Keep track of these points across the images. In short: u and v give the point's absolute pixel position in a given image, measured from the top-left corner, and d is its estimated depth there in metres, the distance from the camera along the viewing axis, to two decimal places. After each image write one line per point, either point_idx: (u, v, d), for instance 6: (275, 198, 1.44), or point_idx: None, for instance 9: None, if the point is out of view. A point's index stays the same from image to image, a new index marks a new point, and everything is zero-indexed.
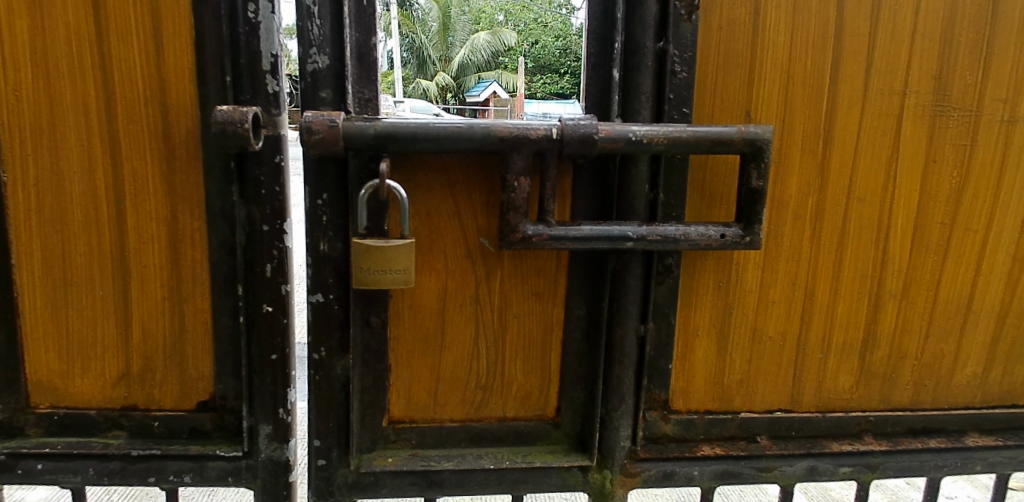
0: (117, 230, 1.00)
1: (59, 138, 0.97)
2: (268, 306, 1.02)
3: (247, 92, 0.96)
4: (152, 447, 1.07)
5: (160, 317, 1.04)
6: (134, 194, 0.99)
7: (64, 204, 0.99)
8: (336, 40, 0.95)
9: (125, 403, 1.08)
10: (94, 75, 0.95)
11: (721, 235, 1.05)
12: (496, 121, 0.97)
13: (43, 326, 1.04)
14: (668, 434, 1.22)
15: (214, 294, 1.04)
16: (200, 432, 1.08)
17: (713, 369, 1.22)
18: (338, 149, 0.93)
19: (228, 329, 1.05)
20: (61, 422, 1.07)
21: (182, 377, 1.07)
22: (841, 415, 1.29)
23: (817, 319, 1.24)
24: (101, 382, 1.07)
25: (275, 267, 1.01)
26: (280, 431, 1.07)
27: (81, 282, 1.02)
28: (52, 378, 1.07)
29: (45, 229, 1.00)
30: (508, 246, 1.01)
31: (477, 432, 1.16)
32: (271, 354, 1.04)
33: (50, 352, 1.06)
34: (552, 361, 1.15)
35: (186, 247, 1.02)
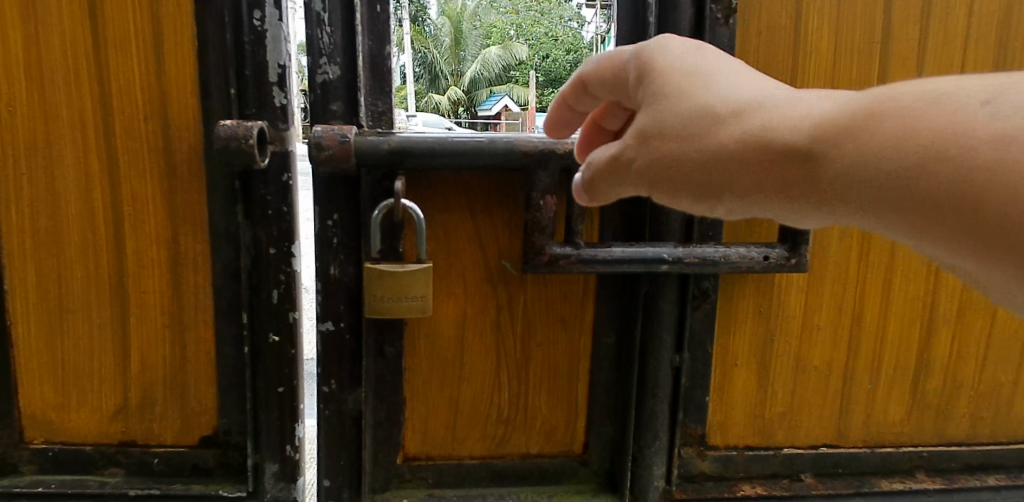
0: (115, 253, 0.94)
1: (54, 156, 0.91)
2: (275, 335, 0.96)
3: (252, 105, 0.90)
4: (151, 486, 1.00)
5: (160, 346, 0.97)
6: (133, 214, 0.93)
7: (59, 227, 0.93)
8: (348, 49, 0.88)
9: (123, 438, 1.01)
10: (91, 89, 0.90)
11: (764, 257, 0.98)
12: (519, 134, 0.89)
13: (37, 356, 0.98)
14: (705, 472, 1.14)
15: (218, 322, 0.97)
16: (202, 469, 1.01)
17: (754, 401, 1.13)
18: (350, 166, 0.86)
19: (233, 360, 0.98)
20: (55, 458, 1.01)
21: (184, 411, 1.00)
22: (891, 451, 1.20)
23: (865, 346, 1.14)
24: (97, 416, 1.00)
25: (282, 293, 0.95)
26: (288, 470, 0.99)
27: (77, 309, 0.96)
28: (47, 411, 1.00)
29: (40, 252, 0.94)
30: (533, 269, 0.93)
31: (498, 470, 1.07)
32: (277, 387, 0.97)
33: (44, 384, 0.99)
34: (579, 393, 1.07)
35: (188, 271, 0.95)
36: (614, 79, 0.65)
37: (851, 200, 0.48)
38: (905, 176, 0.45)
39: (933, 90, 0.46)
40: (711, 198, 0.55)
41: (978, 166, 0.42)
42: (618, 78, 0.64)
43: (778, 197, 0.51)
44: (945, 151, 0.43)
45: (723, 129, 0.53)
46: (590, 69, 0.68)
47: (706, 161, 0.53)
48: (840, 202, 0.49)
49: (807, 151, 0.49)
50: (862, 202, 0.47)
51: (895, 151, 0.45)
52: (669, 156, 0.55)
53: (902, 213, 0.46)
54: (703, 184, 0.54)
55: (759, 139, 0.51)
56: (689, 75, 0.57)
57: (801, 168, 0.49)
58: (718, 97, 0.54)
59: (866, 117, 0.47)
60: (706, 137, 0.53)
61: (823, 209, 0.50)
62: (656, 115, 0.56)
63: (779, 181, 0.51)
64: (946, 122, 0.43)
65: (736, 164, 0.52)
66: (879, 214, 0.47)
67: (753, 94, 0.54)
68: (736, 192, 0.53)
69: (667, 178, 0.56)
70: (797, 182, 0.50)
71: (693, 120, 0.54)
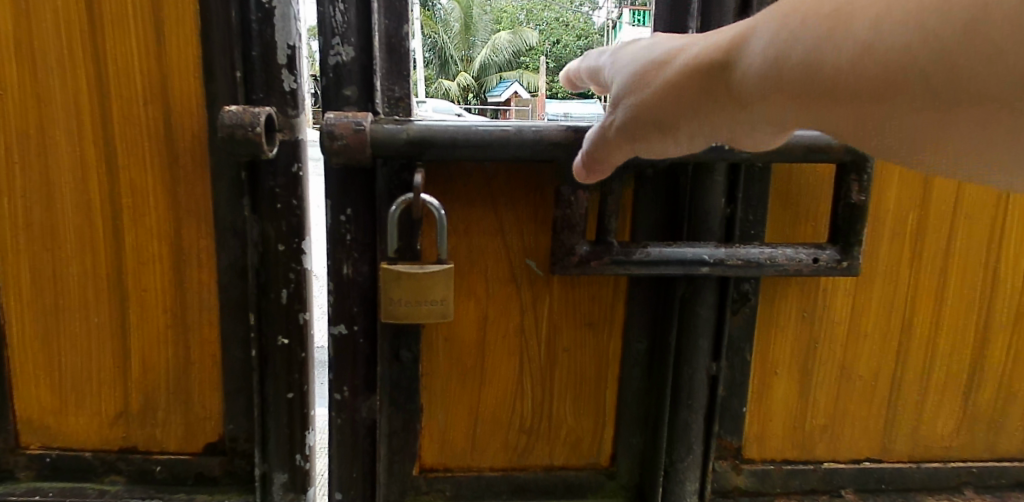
0: (114, 247, 0.88)
1: (48, 144, 0.85)
2: (284, 337, 0.89)
3: (260, 90, 0.83)
4: (153, 495, 0.94)
5: (162, 347, 0.91)
6: (133, 207, 0.87)
7: (55, 220, 0.87)
8: (363, 28, 0.81)
9: (124, 444, 0.95)
10: (86, 71, 0.83)
11: (813, 259, 0.90)
12: (549, 123, 0.81)
13: (33, 358, 0.92)
14: (740, 487, 1.07)
15: (223, 322, 0.90)
16: (207, 477, 0.95)
17: (794, 411, 1.06)
18: (366, 157, 0.79)
19: (239, 363, 0.92)
20: (53, 465, 0.95)
21: (188, 416, 0.94)
22: (939, 467, 1.12)
23: (914, 354, 1.06)
24: (97, 421, 0.94)
25: (292, 292, 0.88)
26: (298, 481, 0.93)
27: (73, 307, 0.90)
28: (44, 415, 0.94)
29: (34, 246, 0.88)
30: (562, 270, 0.86)
31: (520, 483, 1.00)
32: (287, 392, 0.90)
33: (41, 386, 0.93)
34: (607, 401, 0.99)
35: (192, 268, 0.89)
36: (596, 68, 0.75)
37: (765, 99, 0.55)
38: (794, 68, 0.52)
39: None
40: (671, 128, 0.62)
41: (842, 43, 0.49)
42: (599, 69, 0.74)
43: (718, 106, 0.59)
44: (806, 37, 0.51)
45: (663, 69, 0.62)
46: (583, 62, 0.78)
47: (655, 98, 0.62)
48: (754, 100, 0.56)
49: (720, 63, 0.57)
50: (776, 98, 0.54)
51: (778, 46, 0.52)
52: (630, 107, 0.64)
53: (808, 96, 0.52)
54: (662, 116, 0.62)
55: (690, 65, 0.59)
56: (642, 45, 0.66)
57: (719, 79, 0.57)
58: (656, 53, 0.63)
59: (751, 27, 0.55)
60: (650, 81, 0.62)
61: (747, 111, 0.58)
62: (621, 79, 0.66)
63: (707, 95, 0.59)
64: (804, 12, 0.51)
65: (673, 92, 0.60)
66: (790, 104, 0.54)
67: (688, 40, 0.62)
68: (689, 120, 0.61)
69: (634, 125, 0.64)
70: (722, 92, 0.58)
71: (642, 71, 0.63)
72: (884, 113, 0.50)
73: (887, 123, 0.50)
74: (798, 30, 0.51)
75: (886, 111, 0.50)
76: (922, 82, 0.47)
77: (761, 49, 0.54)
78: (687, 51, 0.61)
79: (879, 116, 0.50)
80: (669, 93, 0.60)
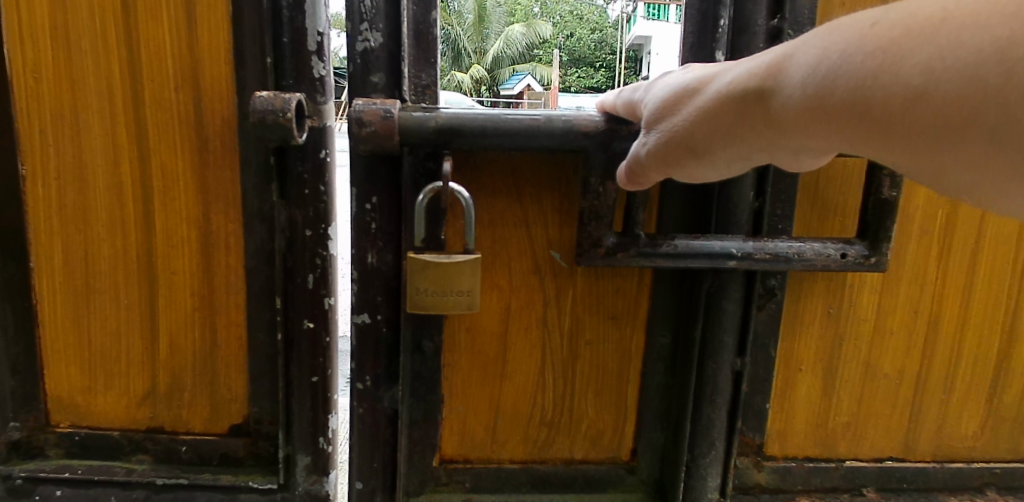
0: (144, 230, 0.88)
1: (81, 128, 0.85)
2: (309, 321, 0.88)
3: (289, 76, 0.82)
4: (178, 474, 0.94)
5: (189, 330, 0.91)
6: (163, 191, 0.87)
7: (87, 203, 0.87)
8: (391, 14, 0.80)
9: (151, 424, 0.95)
10: (118, 55, 0.83)
11: (842, 254, 0.89)
12: (579, 113, 0.80)
13: (64, 337, 0.92)
14: (761, 484, 1.06)
15: (250, 306, 0.90)
16: (231, 458, 0.95)
17: (816, 409, 1.05)
18: (393, 145, 0.78)
19: (264, 347, 0.91)
20: (82, 442, 0.95)
21: (213, 398, 0.93)
22: (962, 467, 1.10)
23: (940, 353, 1.05)
24: (124, 400, 0.94)
25: (318, 277, 0.87)
26: (322, 464, 0.93)
27: (103, 289, 0.90)
28: (73, 394, 0.94)
29: (66, 228, 0.88)
30: (588, 262, 0.85)
31: (541, 477, 1.00)
32: (311, 376, 0.90)
33: (71, 366, 0.93)
34: (628, 396, 0.99)
35: (219, 253, 0.88)
36: (630, 97, 0.74)
37: (804, 129, 0.55)
38: (835, 101, 0.51)
39: (843, 21, 0.52)
40: (707, 153, 0.62)
41: (889, 86, 0.48)
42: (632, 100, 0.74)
43: (755, 132, 0.59)
44: (844, 73, 0.50)
45: (697, 98, 0.62)
46: (617, 97, 0.77)
47: (690, 127, 0.62)
48: (794, 130, 0.55)
49: (757, 94, 0.57)
50: (814, 130, 0.54)
51: (816, 77, 0.52)
52: (667, 131, 0.64)
53: (849, 129, 0.51)
54: (696, 143, 0.62)
55: (725, 94, 0.59)
56: (678, 75, 0.66)
57: (756, 108, 0.57)
58: (690, 82, 0.63)
59: (790, 56, 0.55)
60: (686, 106, 0.62)
61: (787, 137, 0.57)
62: (656, 109, 0.66)
63: (744, 122, 0.58)
64: (846, 45, 0.50)
65: (708, 118, 0.60)
66: (833, 134, 0.53)
67: (722, 70, 0.62)
68: (725, 146, 0.61)
69: (670, 149, 0.64)
70: (760, 121, 0.58)
71: (678, 100, 0.63)
72: (944, 150, 0.47)
73: (933, 165, 0.49)
74: (838, 67, 0.50)
75: (935, 154, 0.48)
76: (987, 128, 0.44)
77: (800, 81, 0.53)
78: (724, 77, 0.60)
79: (939, 153, 0.48)
80: (704, 120, 0.60)
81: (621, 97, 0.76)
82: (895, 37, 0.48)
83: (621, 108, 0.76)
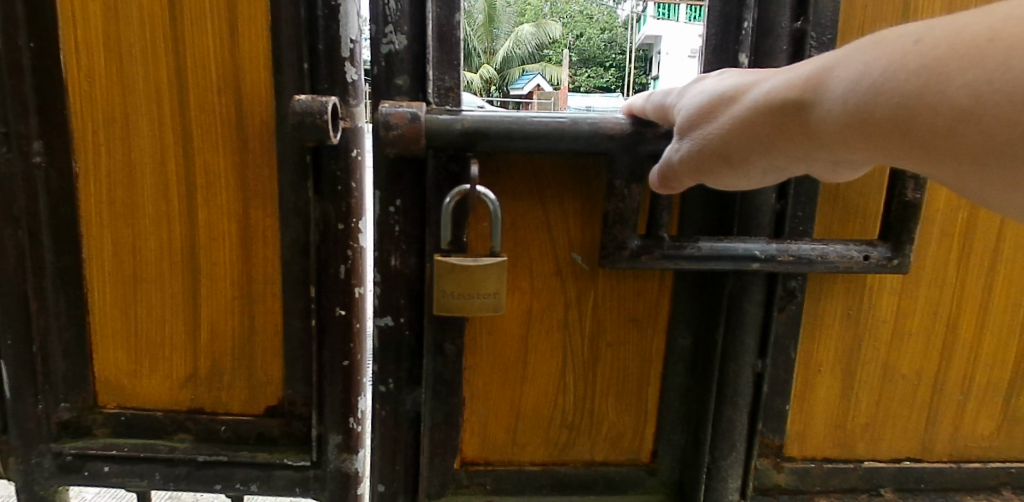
0: (187, 224, 0.90)
1: (130, 128, 0.87)
2: (341, 309, 0.89)
3: (325, 81, 0.83)
4: (218, 452, 0.95)
5: (229, 317, 0.92)
6: (205, 187, 0.88)
7: (135, 198, 0.89)
8: (417, 17, 0.80)
9: (192, 406, 0.97)
10: (166, 58, 0.85)
11: (864, 256, 0.88)
12: (603, 116, 0.80)
13: (111, 323, 0.94)
14: (780, 485, 1.06)
15: (285, 295, 0.91)
16: (267, 438, 0.96)
17: (835, 411, 1.05)
18: (420, 148, 0.77)
19: (299, 333, 0.92)
20: (127, 423, 0.98)
21: (250, 380, 0.95)
22: (979, 467, 1.10)
23: (958, 354, 1.04)
24: (168, 383, 0.96)
25: (349, 269, 0.88)
26: (352, 441, 0.94)
27: (149, 279, 0.92)
28: (120, 377, 0.97)
29: (116, 223, 0.90)
30: (612, 265, 0.85)
31: (561, 479, 1.00)
32: (343, 359, 0.90)
33: (119, 351, 0.95)
34: (648, 398, 0.99)
35: (257, 246, 0.90)
36: (662, 100, 0.74)
37: (843, 143, 0.55)
38: (877, 117, 0.51)
39: (885, 35, 0.53)
40: (743, 161, 0.63)
41: (934, 106, 0.48)
42: (664, 103, 0.74)
43: (792, 143, 0.59)
44: (887, 90, 0.50)
45: (734, 107, 0.62)
46: (647, 98, 0.77)
47: (727, 136, 0.62)
48: (833, 142, 0.56)
49: (797, 106, 0.57)
50: (854, 143, 0.55)
51: (858, 92, 0.52)
52: (702, 139, 0.65)
53: (891, 144, 0.52)
54: (732, 151, 0.63)
55: (764, 105, 0.59)
56: (714, 82, 0.66)
57: (795, 120, 0.58)
58: (727, 90, 0.63)
59: (830, 69, 0.55)
60: (722, 115, 0.63)
61: (825, 150, 0.57)
62: (691, 116, 0.66)
63: (781, 134, 0.59)
64: (888, 62, 0.51)
65: (745, 128, 0.61)
66: (873, 149, 0.54)
67: (759, 79, 0.62)
68: (762, 155, 0.62)
69: (705, 157, 0.65)
70: (798, 133, 0.58)
71: (714, 108, 0.64)
72: (988, 173, 0.48)
73: (976, 183, 0.49)
74: (881, 83, 0.51)
75: (978, 174, 0.48)
76: None
77: (841, 96, 0.53)
78: (761, 87, 0.61)
79: (985, 174, 0.48)
80: (741, 130, 0.61)
81: (653, 99, 0.76)
82: (939, 57, 0.48)
83: (652, 110, 0.76)
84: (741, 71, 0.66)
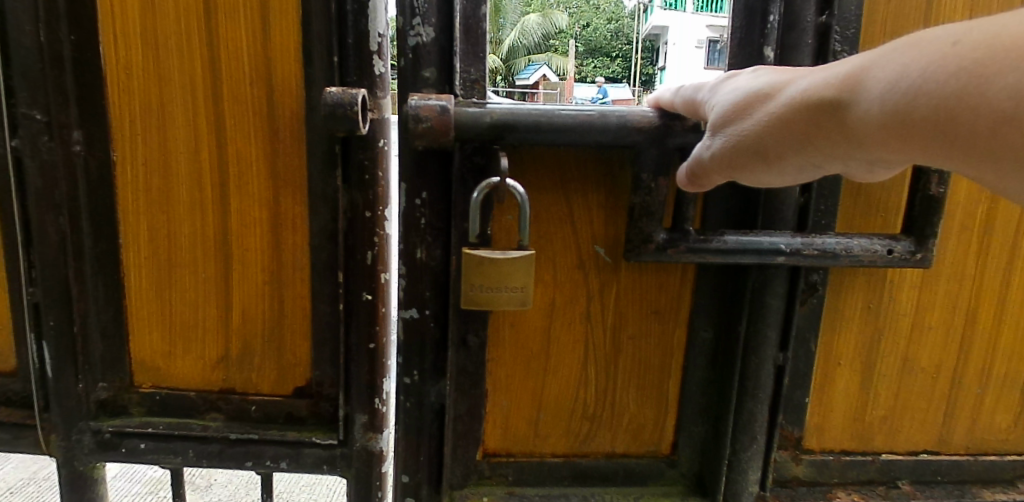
0: (220, 211, 0.92)
1: (166, 118, 0.89)
2: (367, 294, 0.91)
3: (353, 73, 0.85)
4: (249, 430, 0.97)
5: (260, 301, 0.95)
6: (238, 176, 0.90)
7: (170, 186, 0.91)
8: (444, 9, 0.80)
9: (224, 386, 0.99)
10: (200, 51, 0.86)
11: (888, 251, 0.89)
12: (631, 109, 0.80)
13: (147, 306, 0.96)
14: (798, 477, 1.07)
15: (313, 280, 0.93)
16: (295, 417, 0.98)
17: (854, 404, 1.05)
18: (449, 142, 0.77)
19: (327, 317, 0.94)
20: (162, 402, 1.00)
21: (280, 362, 0.97)
22: (996, 460, 1.10)
23: (976, 347, 1.05)
24: (201, 363, 0.99)
25: (376, 255, 0.90)
26: (377, 420, 0.96)
27: (183, 263, 0.94)
28: (155, 358, 0.99)
29: (152, 209, 0.93)
30: (638, 259, 0.86)
31: (582, 470, 1.00)
32: (369, 342, 0.92)
33: (155, 332, 0.98)
34: (669, 390, 0.99)
35: (287, 232, 0.92)
36: (691, 96, 0.74)
37: (879, 142, 0.55)
38: (916, 117, 0.51)
39: (923, 35, 0.53)
40: (776, 158, 0.63)
41: (974, 107, 0.48)
42: (693, 99, 0.74)
43: (826, 141, 0.59)
44: (925, 90, 0.50)
45: (768, 105, 0.62)
46: (676, 93, 0.77)
47: (760, 133, 0.62)
48: (868, 141, 0.56)
49: (832, 104, 0.57)
50: (890, 143, 0.55)
51: (896, 92, 0.52)
52: (734, 135, 0.65)
53: (929, 145, 0.52)
54: (765, 148, 0.63)
55: (799, 103, 0.59)
56: (747, 79, 0.66)
57: (829, 118, 0.58)
58: (761, 87, 0.63)
59: (866, 68, 0.55)
60: (756, 113, 0.63)
61: (861, 150, 0.57)
62: (722, 113, 0.66)
63: (817, 133, 0.59)
64: (927, 63, 0.51)
65: (779, 125, 0.61)
66: (909, 149, 0.54)
67: (794, 77, 0.62)
68: (796, 153, 0.62)
69: (738, 154, 0.65)
70: (833, 132, 0.58)
71: (747, 105, 0.64)
72: None
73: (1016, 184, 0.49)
74: (920, 83, 0.51)
75: (1018, 175, 0.48)
76: None
77: (878, 96, 0.54)
78: (796, 84, 0.61)
79: None
80: (775, 127, 0.61)
81: (682, 95, 0.76)
82: (980, 59, 0.48)
83: (681, 106, 0.76)
84: (774, 69, 0.66)
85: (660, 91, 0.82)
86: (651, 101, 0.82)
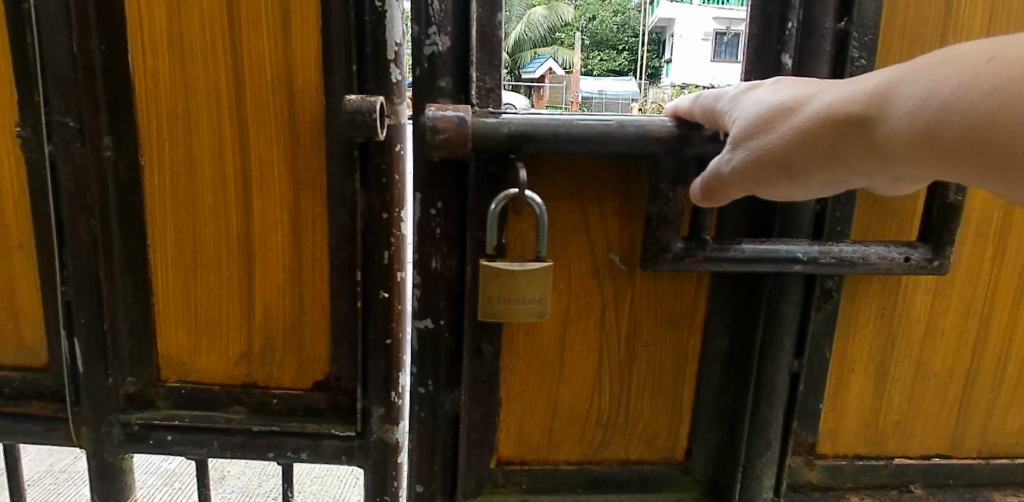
0: (243, 212, 0.91)
1: (191, 124, 0.89)
2: (385, 292, 0.91)
3: (371, 80, 0.85)
4: (271, 423, 0.96)
5: (282, 299, 0.94)
6: (260, 179, 0.90)
7: (195, 187, 0.91)
8: (459, 17, 0.79)
9: (248, 380, 0.98)
10: (224, 58, 0.86)
11: (905, 258, 0.88)
12: (650, 118, 0.79)
13: (174, 302, 0.96)
14: (812, 482, 1.07)
15: (331, 277, 0.93)
16: (314, 410, 0.97)
17: (868, 408, 1.05)
18: (467, 151, 0.77)
19: (345, 313, 0.93)
20: (188, 396, 0.99)
21: (300, 357, 0.97)
22: (1008, 463, 1.10)
23: (990, 352, 1.04)
24: (224, 360, 0.98)
25: (392, 254, 0.90)
26: (394, 413, 0.95)
27: (208, 262, 0.94)
28: (180, 353, 0.99)
29: (178, 211, 0.92)
30: (654, 267, 0.85)
31: (596, 477, 1.00)
32: (385, 338, 0.92)
33: (180, 328, 0.97)
34: (683, 397, 0.99)
35: (307, 232, 0.92)
36: (709, 106, 0.73)
37: (908, 159, 0.55)
38: (948, 135, 0.51)
39: (955, 52, 0.53)
40: (799, 172, 0.62)
41: (1011, 126, 0.48)
42: (711, 109, 0.73)
43: (853, 156, 0.58)
44: (959, 108, 0.50)
45: (792, 118, 0.61)
46: (693, 102, 0.76)
47: (784, 146, 0.61)
48: (897, 157, 0.56)
49: (860, 119, 0.57)
50: (919, 159, 0.54)
51: (928, 109, 0.52)
52: (755, 148, 0.64)
53: (961, 163, 0.51)
54: (788, 162, 0.62)
55: (825, 117, 0.59)
56: (769, 91, 0.65)
57: (856, 133, 0.57)
58: (784, 99, 0.63)
59: (896, 84, 0.55)
60: (780, 126, 0.62)
61: (888, 165, 0.57)
62: (744, 125, 0.65)
63: (843, 147, 0.58)
64: (961, 81, 0.51)
65: (804, 139, 0.60)
66: (939, 166, 0.53)
67: (817, 90, 0.61)
68: (820, 168, 0.61)
69: (760, 167, 0.64)
70: (860, 147, 0.57)
71: (770, 119, 0.63)
72: None
73: None
74: (954, 101, 0.51)
75: None
76: None
77: (909, 112, 0.53)
78: (822, 98, 0.60)
79: None
80: (800, 141, 0.60)
81: (699, 105, 0.75)
82: (1017, 78, 0.48)
83: (699, 116, 0.75)
84: (796, 81, 0.65)
85: (675, 100, 0.81)
86: (666, 110, 0.81)
